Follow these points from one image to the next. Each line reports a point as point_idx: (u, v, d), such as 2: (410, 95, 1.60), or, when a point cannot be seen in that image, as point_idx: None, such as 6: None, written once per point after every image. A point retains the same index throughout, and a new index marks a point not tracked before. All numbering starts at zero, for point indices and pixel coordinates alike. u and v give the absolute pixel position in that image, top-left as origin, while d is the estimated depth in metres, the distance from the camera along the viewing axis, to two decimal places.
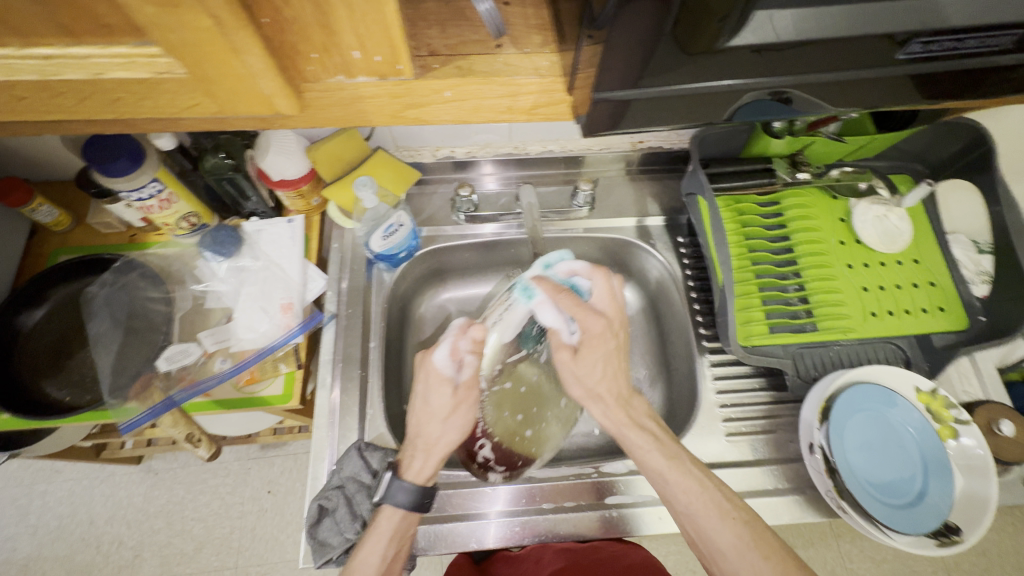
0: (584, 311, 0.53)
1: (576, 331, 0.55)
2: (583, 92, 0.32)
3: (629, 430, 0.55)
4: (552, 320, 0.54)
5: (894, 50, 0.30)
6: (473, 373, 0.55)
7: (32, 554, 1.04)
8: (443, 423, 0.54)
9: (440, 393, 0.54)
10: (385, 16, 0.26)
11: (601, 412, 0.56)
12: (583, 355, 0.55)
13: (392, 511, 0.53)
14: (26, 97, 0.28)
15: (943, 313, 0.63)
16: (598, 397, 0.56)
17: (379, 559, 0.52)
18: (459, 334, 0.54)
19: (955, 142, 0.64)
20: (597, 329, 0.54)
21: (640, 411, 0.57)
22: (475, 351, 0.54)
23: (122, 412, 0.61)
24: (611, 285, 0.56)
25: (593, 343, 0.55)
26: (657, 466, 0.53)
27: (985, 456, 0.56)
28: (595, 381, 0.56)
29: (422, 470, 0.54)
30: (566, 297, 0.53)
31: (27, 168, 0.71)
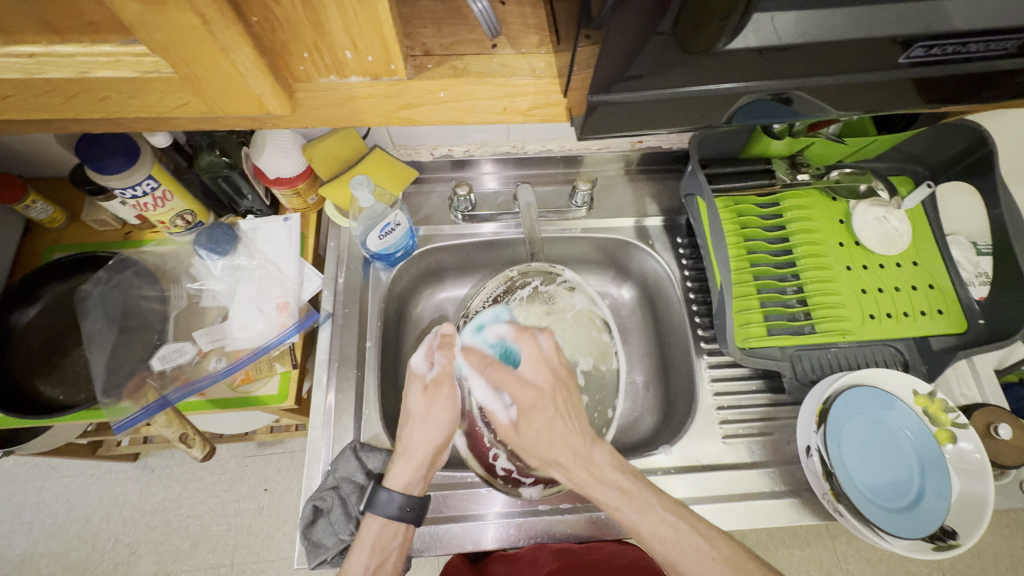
0: (511, 380, 0.51)
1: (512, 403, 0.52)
2: (580, 93, 0.32)
3: (592, 488, 0.49)
4: (487, 398, 0.53)
5: (897, 53, 0.30)
6: (445, 371, 0.58)
7: (28, 551, 1.04)
8: (420, 423, 0.55)
9: (416, 394, 0.57)
10: (378, 15, 0.25)
11: (562, 474, 0.51)
12: (523, 425, 0.50)
13: (385, 522, 0.53)
14: (10, 96, 0.27)
15: (941, 316, 0.63)
16: (553, 461, 0.50)
17: (363, 569, 0.52)
18: (433, 335, 0.60)
19: (956, 143, 0.63)
20: (529, 396, 0.50)
21: (605, 464, 0.50)
22: (444, 348, 0.59)
23: (115, 412, 0.60)
24: (536, 348, 0.54)
25: (530, 409, 0.50)
26: (629, 520, 0.49)
27: (983, 460, 0.55)
28: (544, 444, 0.50)
29: (402, 477, 0.54)
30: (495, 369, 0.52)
31: (20, 164, 0.70)
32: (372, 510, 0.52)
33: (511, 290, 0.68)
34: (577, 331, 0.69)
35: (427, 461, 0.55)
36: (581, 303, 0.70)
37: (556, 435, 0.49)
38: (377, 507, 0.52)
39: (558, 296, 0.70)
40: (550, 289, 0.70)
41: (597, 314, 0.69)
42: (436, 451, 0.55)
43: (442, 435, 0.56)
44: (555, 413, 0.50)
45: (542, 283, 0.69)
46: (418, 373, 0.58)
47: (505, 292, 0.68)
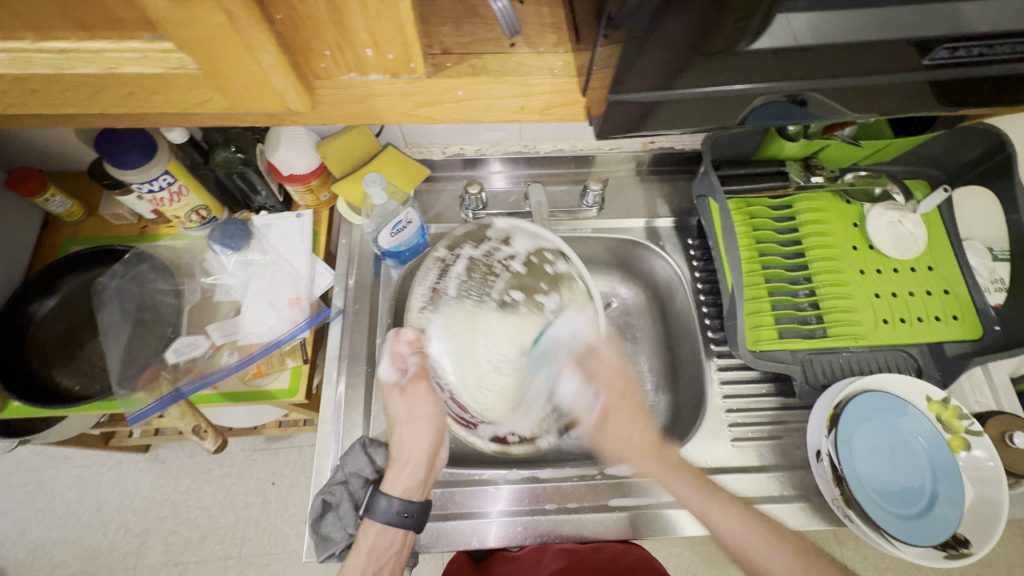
0: (593, 374, 0.60)
1: (596, 399, 0.60)
2: (598, 92, 0.32)
3: (668, 478, 0.56)
4: (575, 395, 0.60)
5: (919, 56, 0.30)
6: (418, 369, 0.56)
7: (41, 539, 1.06)
8: (407, 427, 0.55)
9: (396, 400, 0.55)
10: (399, 13, 0.26)
11: (637, 467, 0.58)
12: (611, 420, 0.60)
13: (381, 527, 0.53)
14: (38, 90, 0.28)
15: (957, 322, 0.62)
16: (638, 450, 0.58)
17: (360, 573, 0.52)
18: (394, 341, 0.56)
19: (973, 147, 0.63)
20: (613, 397, 0.60)
21: (673, 459, 0.57)
22: (417, 350, 0.57)
23: (129, 403, 0.61)
24: (614, 357, 0.61)
25: (616, 406, 0.60)
26: (700, 509, 0.54)
27: (996, 468, 0.55)
28: (627, 440, 0.59)
29: (400, 482, 0.54)
30: (586, 363, 0.61)
31: (39, 158, 0.72)
32: (371, 516, 0.53)
33: (447, 272, 0.63)
34: (530, 278, 0.63)
35: (424, 460, 0.55)
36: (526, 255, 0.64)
37: (632, 437, 0.59)
38: (377, 513, 0.52)
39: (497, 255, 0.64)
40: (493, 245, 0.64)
41: (546, 248, 0.64)
42: (429, 452, 0.55)
43: (431, 431, 0.55)
44: (635, 411, 0.60)
45: (475, 247, 0.65)
46: (392, 382, 0.55)
47: (440, 276, 0.63)
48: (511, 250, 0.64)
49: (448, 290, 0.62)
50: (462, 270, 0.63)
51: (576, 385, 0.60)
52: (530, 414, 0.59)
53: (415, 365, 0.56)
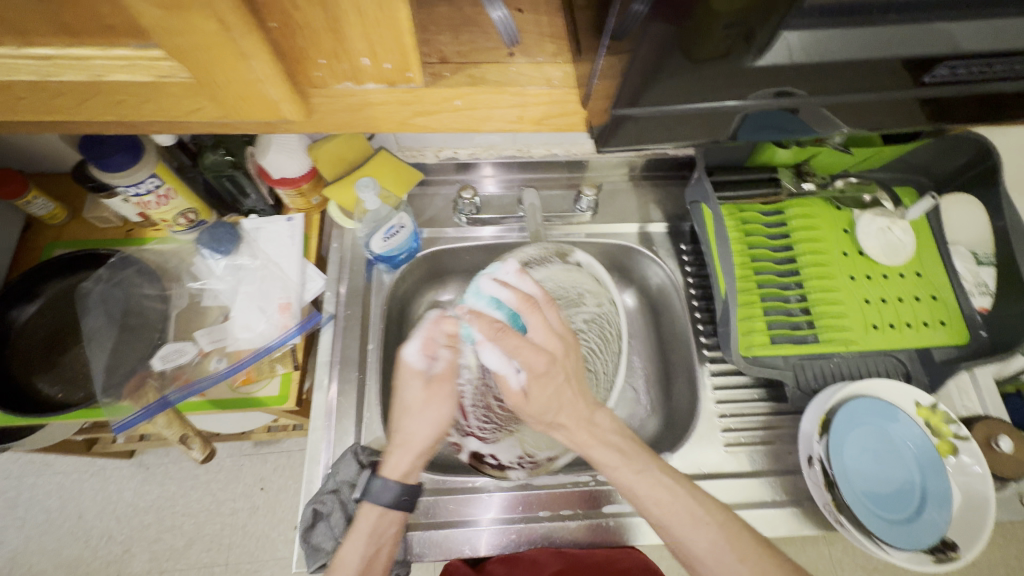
0: (525, 347, 0.46)
1: (522, 370, 0.48)
2: (601, 103, 0.32)
3: (593, 446, 0.49)
4: (500, 363, 0.49)
5: (921, 73, 0.30)
6: (447, 367, 0.54)
7: (20, 548, 1.03)
8: (418, 418, 0.52)
9: (415, 385, 0.53)
10: (399, 23, 0.25)
11: (563, 437, 0.50)
12: (536, 396, 0.47)
13: (381, 510, 0.52)
14: (23, 97, 0.27)
15: (944, 327, 0.63)
16: (572, 421, 0.49)
17: (359, 559, 0.50)
18: (437, 321, 0.55)
19: (959, 156, 0.64)
20: (541, 367, 0.46)
21: (609, 429, 0.50)
22: (450, 344, 0.55)
23: (114, 412, 0.60)
24: (552, 317, 0.50)
25: (541, 383, 0.47)
26: (627, 480, 0.49)
27: (983, 473, 0.56)
28: (555, 406, 0.48)
29: (401, 466, 0.52)
30: (508, 332, 0.46)
31: (20, 158, 0.70)
32: (368, 498, 0.51)
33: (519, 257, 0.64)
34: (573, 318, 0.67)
35: (427, 449, 0.53)
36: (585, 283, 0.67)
37: (566, 399, 0.48)
38: (374, 496, 0.51)
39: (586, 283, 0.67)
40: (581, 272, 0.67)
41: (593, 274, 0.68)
42: (434, 442, 0.53)
43: (439, 430, 0.52)
44: (565, 381, 0.47)
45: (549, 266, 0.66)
46: (417, 370, 0.53)
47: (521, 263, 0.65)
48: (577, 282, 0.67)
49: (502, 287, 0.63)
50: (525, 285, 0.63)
51: (504, 353, 0.48)
52: (516, 445, 0.63)
53: (444, 360, 0.54)
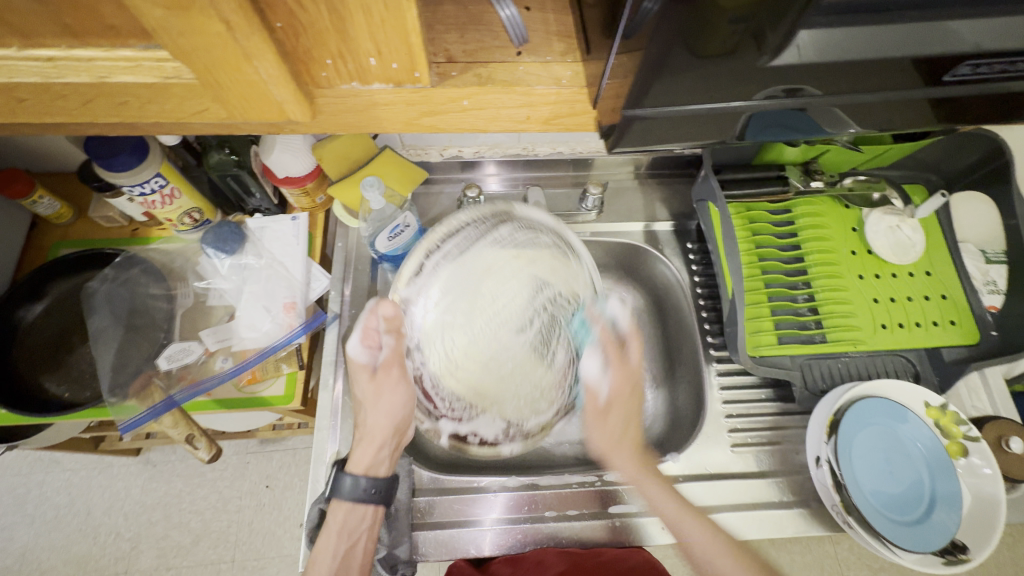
0: (618, 371, 0.58)
1: (609, 387, 0.58)
2: (610, 102, 0.32)
3: (644, 479, 0.56)
4: (592, 369, 0.57)
5: (943, 71, 0.29)
6: (393, 353, 0.52)
7: (30, 544, 1.04)
8: (375, 410, 0.53)
9: (363, 379, 0.53)
10: (406, 22, 0.25)
11: (619, 466, 0.58)
12: (611, 414, 0.58)
13: (350, 506, 0.53)
14: (26, 99, 0.27)
15: (955, 327, 0.62)
16: (622, 448, 0.58)
17: (332, 555, 0.51)
18: (369, 317, 0.51)
19: (971, 154, 0.63)
20: (624, 389, 0.58)
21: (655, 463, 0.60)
22: (393, 331, 0.50)
23: (121, 411, 0.60)
24: (632, 359, 0.58)
25: (621, 402, 0.58)
26: (678, 529, 0.55)
27: (995, 475, 0.55)
28: (617, 436, 0.58)
29: (364, 460, 0.54)
30: (611, 347, 0.57)
31: (26, 158, 0.70)
32: (338, 494, 0.53)
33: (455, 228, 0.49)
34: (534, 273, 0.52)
35: (390, 437, 0.54)
36: (527, 238, 0.52)
37: (625, 423, 0.58)
38: (343, 493, 0.52)
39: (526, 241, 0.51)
40: (522, 232, 0.51)
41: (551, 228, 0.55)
42: (395, 429, 0.54)
43: (395, 417, 0.53)
44: (631, 413, 0.59)
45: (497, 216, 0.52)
46: (363, 363, 0.53)
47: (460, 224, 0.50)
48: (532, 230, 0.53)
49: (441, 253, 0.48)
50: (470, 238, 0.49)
51: (591, 375, 0.57)
52: (497, 418, 0.53)
53: (389, 343, 0.51)
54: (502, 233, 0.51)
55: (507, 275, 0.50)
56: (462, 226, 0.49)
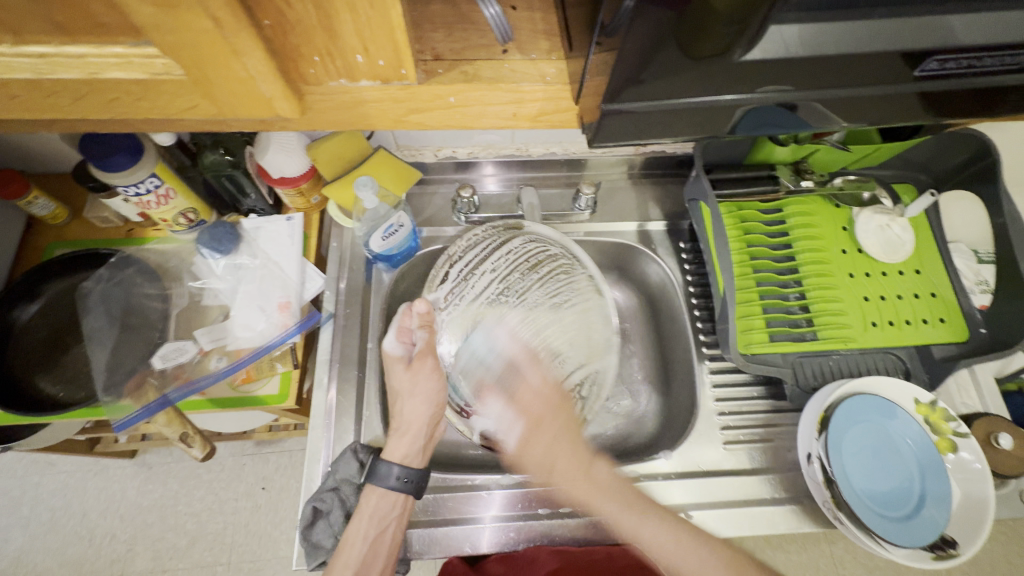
0: (517, 401, 0.57)
1: (517, 417, 0.57)
2: (592, 100, 0.32)
3: (595, 497, 0.52)
4: (495, 426, 0.58)
5: (911, 67, 0.30)
6: (427, 343, 0.59)
7: (24, 546, 1.04)
8: (412, 399, 0.57)
9: (399, 370, 0.58)
10: (391, 19, 0.25)
11: (563, 491, 0.54)
12: (540, 429, 0.55)
13: (384, 492, 0.54)
14: (19, 96, 0.27)
15: (944, 325, 0.62)
16: (560, 471, 0.53)
17: (363, 537, 0.52)
18: (404, 315, 0.60)
19: (959, 154, 0.64)
20: (539, 408, 0.57)
21: (604, 479, 0.53)
22: (424, 326, 0.60)
23: (113, 411, 0.60)
24: (536, 382, 0.58)
25: (535, 431, 0.55)
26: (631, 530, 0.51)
27: (983, 470, 0.55)
28: (549, 461, 0.54)
29: (400, 449, 0.56)
30: (523, 355, 0.59)
31: (22, 159, 0.70)
32: (375, 481, 0.54)
33: (472, 245, 0.66)
34: (546, 283, 0.64)
35: (424, 429, 0.56)
36: (537, 250, 0.66)
37: (556, 449, 0.54)
38: (380, 478, 0.53)
39: (536, 252, 0.65)
40: (531, 245, 0.66)
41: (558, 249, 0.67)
42: (431, 420, 0.57)
43: (432, 405, 0.57)
44: (561, 430, 0.55)
45: (513, 240, 0.66)
46: (398, 355, 0.58)
47: (482, 248, 0.66)
48: (543, 248, 0.66)
49: (465, 267, 0.65)
50: (491, 258, 0.65)
51: (501, 409, 0.58)
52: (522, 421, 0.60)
53: (421, 338, 0.59)
54: (513, 245, 0.66)
55: (521, 281, 0.64)
56: (477, 240, 0.67)
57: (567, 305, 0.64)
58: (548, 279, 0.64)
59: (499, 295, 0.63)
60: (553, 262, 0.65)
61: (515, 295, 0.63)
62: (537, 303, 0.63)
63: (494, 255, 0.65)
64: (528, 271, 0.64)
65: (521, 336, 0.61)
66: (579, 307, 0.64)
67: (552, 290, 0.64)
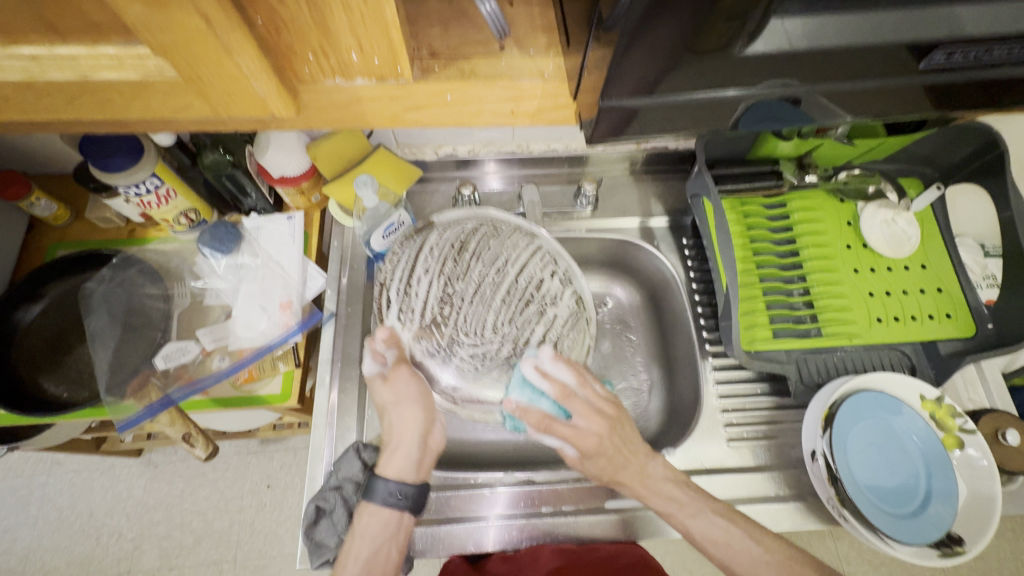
0: (576, 435, 0.49)
1: (579, 449, 0.50)
2: (589, 97, 0.32)
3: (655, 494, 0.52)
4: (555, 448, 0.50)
5: (915, 58, 0.29)
6: (401, 353, 0.52)
7: (33, 545, 1.05)
8: (396, 410, 0.51)
9: (378, 388, 0.51)
10: (384, 15, 0.25)
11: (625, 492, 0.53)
12: (597, 458, 0.50)
13: (375, 510, 0.50)
14: (12, 97, 0.27)
15: (950, 320, 0.62)
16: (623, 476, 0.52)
17: (355, 561, 0.49)
18: (371, 338, 0.51)
19: (966, 146, 0.63)
20: (602, 441, 0.50)
21: (659, 476, 0.52)
22: (396, 345, 0.52)
23: (117, 411, 0.60)
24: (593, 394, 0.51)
25: (606, 449, 0.50)
26: (684, 525, 0.51)
27: (990, 467, 0.55)
28: (610, 471, 0.51)
29: (395, 465, 0.51)
30: (558, 425, 0.49)
31: (23, 161, 0.70)
32: (368, 499, 0.50)
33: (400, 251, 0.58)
34: (485, 253, 0.57)
35: (417, 442, 0.51)
36: (456, 235, 0.58)
37: (620, 463, 0.51)
38: (373, 497, 0.50)
39: (457, 236, 0.58)
40: (448, 232, 0.59)
41: (486, 221, 0.60)
42: (420, 436, 0.51)
43: (419, 414, 0.51)
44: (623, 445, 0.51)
45: (438, 230, 0.59)
46: (375, 375, 0.51)
47: (412, 249, 0.58)
48: (466, 227, 0.59)
49: (400, 278, 0.56)
50: (426, 246, 0.58)
51: (561, 440, 0.49)
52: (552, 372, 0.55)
53: (396, 354, 0.52)
54: (434, 238, 0.58)
55: (457, 270, 0.56)
56: (398, 250, 0.58)
57: (509, 266, 0.57)
58: (481, 252, 0.57)
59: (445, 292, 0.55)
60: (476, 236, 0.58)
61: (460, 283, 0.56)
62: (484, 279, 0.56)
63: (422, 257, 0.57)
64: (459, 256, 0.57)
65: (491, 323, 0.55)
66: (521, 262, 0.57)
67: (490, 259, 0.57)
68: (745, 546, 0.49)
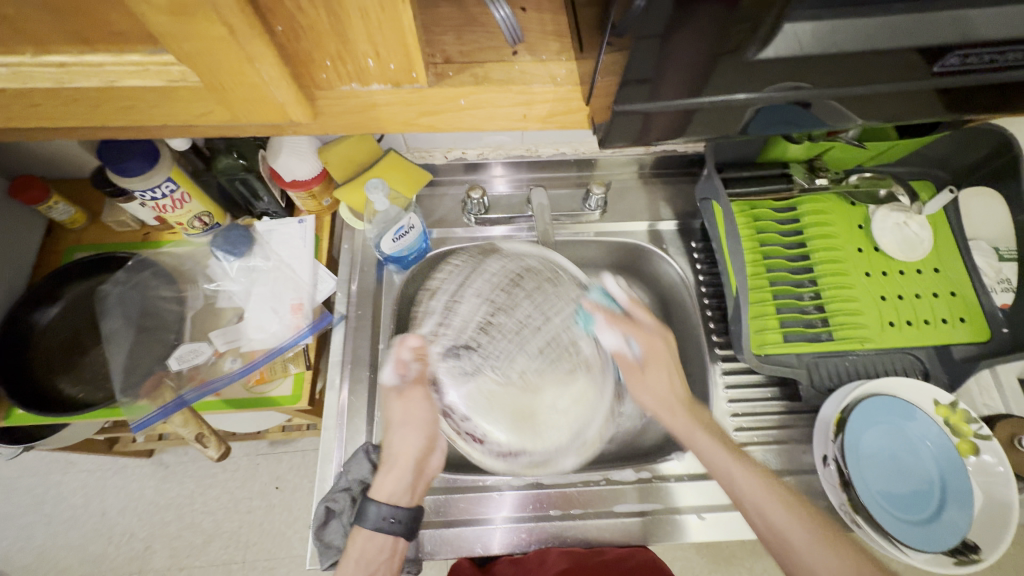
0: (635, 328, 0.57)
1: (637, 347, 0.56)
2: (602, 100, 0.32)
3: (697, 436, 0.53)
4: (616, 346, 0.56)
5: (929, 63, 0.29)
6: (421, 372, 0.55)
7: (47, 543, 1.06)
8: (399, 429, 0.55)
9: (392, 401, 0.55)
10: (401, 23, 0.25)
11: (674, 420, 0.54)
12: (652, 365, 0.56)
13: (369, 534, 0.52)
14: (39, 104, 0.28)
15: (964, 325, 0.61)
16: (671, 405, 0.55)
17: None
18: (398, 345, 0.55)
19: (980, 149, 0.62)
20: (653, 344, 0.57)
21: (708, 417, 0.55)
22: (421, 358, 0.55)
23: (132, 410, 0.62)
24: (648, 314, 0.60)
25: (654, 356, 0.57)
26: (724, 467, 0.51)
27: (1007, 473, 0.54)
28: (665, 390, 0.56)
29: (387, 486, 0.53)
30: (621, 322, 0.57)
31: (43, 165, 0.72)
32: (359, 523, 0.52)
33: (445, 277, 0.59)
34: (538, 295, 0.57)
35: (411, 467, 0.55)
36: (515, 266, 0.59)
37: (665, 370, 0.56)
38: (366, 521, 0.51)
39: (515, 269, 0.59)
40: (508, 263, 0.59)
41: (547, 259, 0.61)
42: (420, 457, 0.55)
43: (422, 435, 0.55)
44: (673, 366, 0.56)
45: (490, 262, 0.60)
46: (392, 385, 0.55)
47: (460, 275, 0.59)
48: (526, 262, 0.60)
49: (445, 296, 0.57)
50: (476, 280, 0.58)
51: (623, 334, 0.56)
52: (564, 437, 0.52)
53: (417, 370, 0.55)
54: (489, 267, 0.59)
55: (508, 303, 0.56)
56: (450, 269, 0.60)
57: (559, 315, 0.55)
58: (534, 291, 0.57)
59: (487, 320, 0.54)
60: (535, 274, 0.58)
61: (505, 315, 0.55)
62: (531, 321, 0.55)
63: (475, 280, 0.57)
64: (512, 290, 0.57)
65: (520, 365, 0.52)
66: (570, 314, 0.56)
67: (542, 304, 0.56)
68: (782, 506, 0.48)
